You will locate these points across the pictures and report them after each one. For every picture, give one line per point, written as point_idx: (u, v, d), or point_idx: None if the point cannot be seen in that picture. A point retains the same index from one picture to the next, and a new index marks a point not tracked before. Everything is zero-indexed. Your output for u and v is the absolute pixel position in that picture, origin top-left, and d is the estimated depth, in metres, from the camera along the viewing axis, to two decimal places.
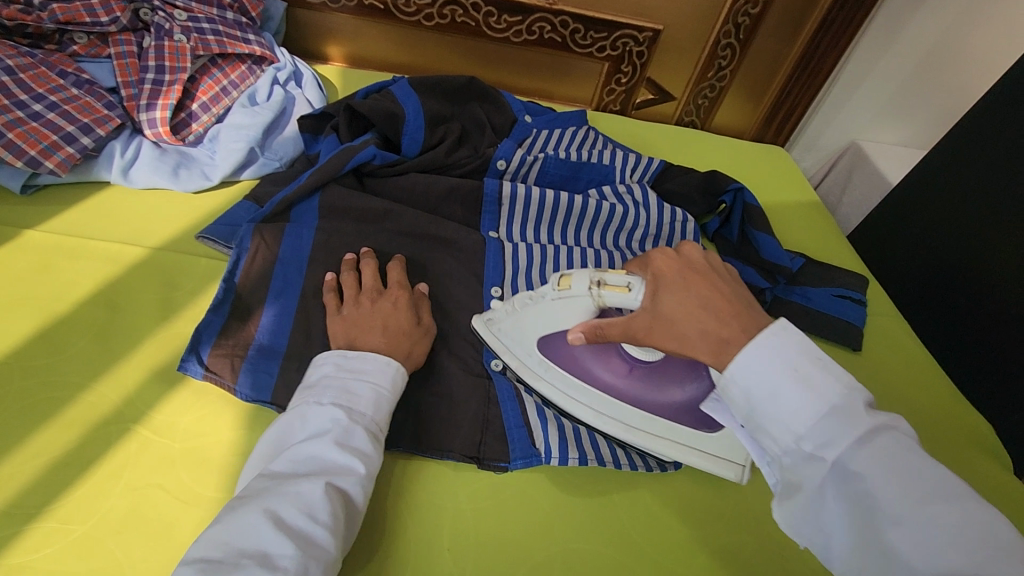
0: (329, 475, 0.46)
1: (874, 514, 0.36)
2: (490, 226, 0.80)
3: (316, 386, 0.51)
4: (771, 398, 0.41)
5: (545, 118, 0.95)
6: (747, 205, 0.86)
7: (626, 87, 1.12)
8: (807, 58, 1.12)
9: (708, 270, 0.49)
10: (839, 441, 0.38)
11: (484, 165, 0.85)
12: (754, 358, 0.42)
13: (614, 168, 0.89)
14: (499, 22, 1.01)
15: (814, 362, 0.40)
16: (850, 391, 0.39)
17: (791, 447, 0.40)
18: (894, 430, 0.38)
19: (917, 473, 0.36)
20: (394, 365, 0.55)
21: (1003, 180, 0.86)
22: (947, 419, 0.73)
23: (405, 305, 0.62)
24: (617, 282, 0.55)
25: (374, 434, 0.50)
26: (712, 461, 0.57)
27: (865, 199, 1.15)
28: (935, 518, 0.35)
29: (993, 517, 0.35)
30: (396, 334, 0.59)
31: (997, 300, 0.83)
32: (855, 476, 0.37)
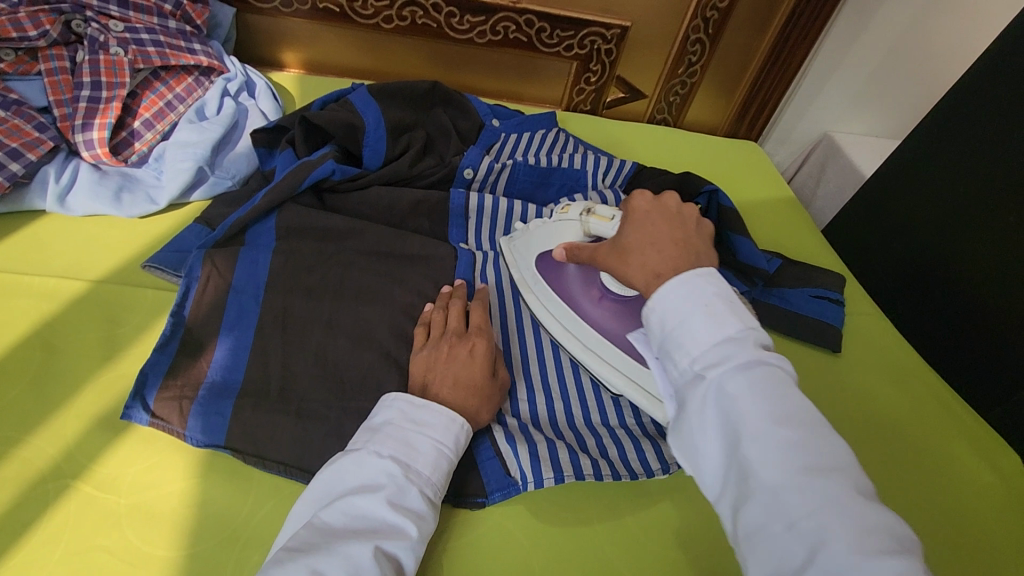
0: (382, 537, 0.44)
1: (737, 433, 0.36)
2: (459, 237, 0.77)
3: (379, 433, 0.50)
4: (678, 322, 0.41)
5: (513, 121, 0.92)
6: (722, 208, 0.83)
7: (597, 86, 1.09)
8: (777, 51, 1.10)
9: (676, 217, 0.50)
10: (726, 364, 0.38)
11: (450, 174, 0.81)
12: (671, 288, 0.42)
13: (586, 172, 0.86)
14: (462, 23, 0.97)
15: (726, 300, 0.41)
16: (749, 328, 0.40)
17: (683, 368, 0.40)
18: (779, 369, 0.38)
19: (787, 404, 0.36)
20: (460, 423, 0.52)
21: (975, 172, 0.85)
22: (932, 420, 0.73)
23: (484, 355, 0.57)
24: (603, 214, 0.63)
25: (429, 495, 0.48)
26: (648, 398, 0.62)
27: (840, 190, 1.14)
28: (791, 441, 0.35)
29: (846, 451, 0.35)
30: (464, 390, 0.55)
31: (974, 294, 0.82)
32: (729, 399, 0.37)
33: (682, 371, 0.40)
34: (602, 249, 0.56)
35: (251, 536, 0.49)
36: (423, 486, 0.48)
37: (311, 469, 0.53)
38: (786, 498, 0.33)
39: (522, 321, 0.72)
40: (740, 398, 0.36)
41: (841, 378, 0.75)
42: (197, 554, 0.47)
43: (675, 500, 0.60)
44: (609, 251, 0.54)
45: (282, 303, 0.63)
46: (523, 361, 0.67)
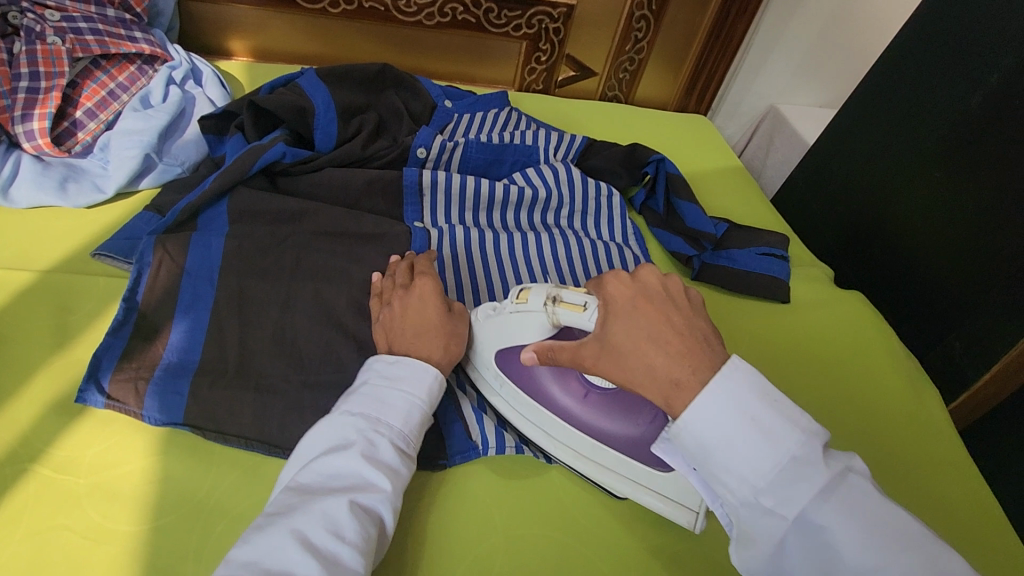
0: (357, 489, 0.46)
1: (834, 566, 0.36)
2: (415, 216, 0.78)
3: (353, 393, 0.52)
4: (730, 448, 0.39)
5: (465, 101, 0.94)
6: (669, 174, 0.87)
7: (547, 65, 1.11)
8: (717, 29, 1.14)
9: (663, 298, 0.47)
10: (800, 496, 0.37)
11: (403, 154, 0.82)
12: (713, 410, 0.40)
13: (538, 148, 0.88)
14: (409, 6, 0.97)
15: (771, 408, 0.39)
16: (807, 438, 0.38)
17: (751, 501, 0.39)
18: (848, 476, 0.38)
19: (871, 524, 0.37)
20: (433, 374, 0.54)
21: (901, 132, 0.89)
22: (872, 356, 0.78)
23: (433, 294, 0.60)
24: (574, 301, 0.52)
25: (404, 448, 0.50)
26: (666, 502, 0.55)
27: (785, 160, 1.18)
28: (898, 571, 0.35)
29: (943, 559, 0.36)
30: (426, 332, 0.57)
31: (909, 245, 0.87)
32: (815, 530, 0.37)
33: (750, 502, 0.39)
34: (588, 345, 0.49)
35: (213, 508, 0.49)
36: (396, 439, 0.49)
37: (273, 441, 0.54)
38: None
39: (480, 293, 0.73)
40: (831, 535, 0.37)
41: (788, 325, 0.79)
42: (160, 527, 0.48)
43: None
44: (597, 349, 0.48)
45: (236, 284, 0.64)
46: None
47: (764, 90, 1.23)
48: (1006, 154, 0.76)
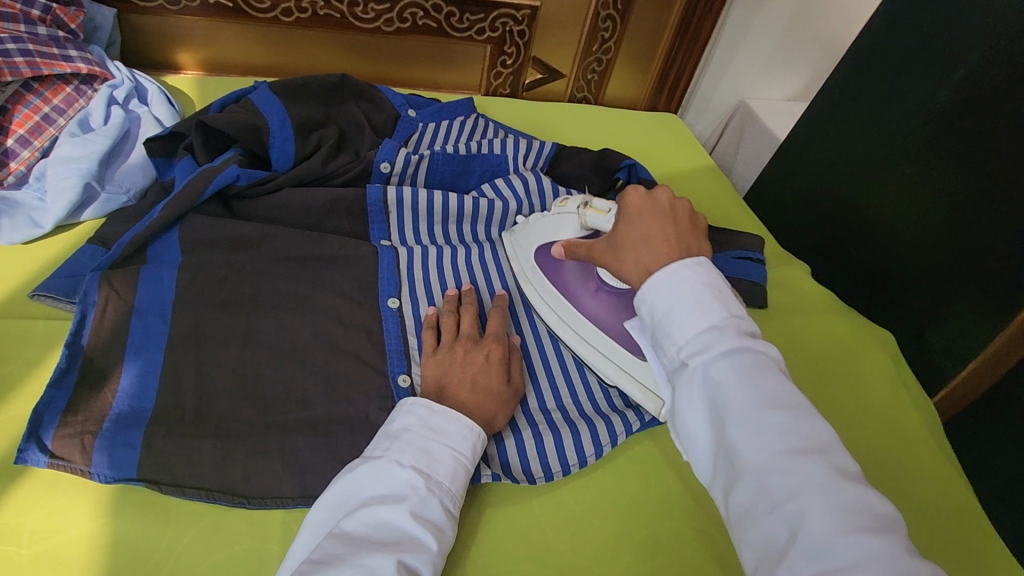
0: (405, 547, 0.44)
1: (724, 417, 0.39)
2: (382, 234, 0.75)
3: (398, 441, 0.50)
4: (667, 311, 0.43)
5: (431, 109, 0.90)
6: (642, 179, 0.85)
7: (513, 69, 1.08)
8: (686, 22, 1.11)
9: (667, 212, 0.51)
10: (711, 352, 0.41)
11: (367, 169, 0.79)
12: (660, 280, 0.44)
13: (507, 157, 0.85)
14: (366, 12, 0.93)
15: (714, 290, 0.43)
16: (733, 318, 0.42)
17: (671, 356, 0.43)
18: (764, 354, 0.41)
19: (769, 389, 0.39)
20: (477, 432, 0.52)
21: (872, 127, 0.88)
22: (866, 371, 0.76)
23: (501, 361, 0.59)
24: (600, 207, 0.68)
25: (450, 508, 0.49)
26: (644, 390, 0.62)
27: (757, 156, 1.17)
28: (774, 422, 0.38)
29: (825, 435, 0.38)
30: (483, 394, 0.57)
31: (888, 240, 0.87)
32: (717, 384, 0.40)
33: (671, 359, 0.43)
34: (599, 245, 0.57)
35: (172, 569, 0.46)
36: (443, 498, 0.48)
37: (235, 491, 0.51)
38: (768, 477, 0.36)
39: None
40: (724, 383, 0.39)
41: (768, 333, 0.78)
42: None
43: (613, 473, 0.61)
44: (608, 246, 0.55)
45: (191, 320, 0.60)
46: None
47: (733, 85, 1.23)
48: (973, 150, 0.76)
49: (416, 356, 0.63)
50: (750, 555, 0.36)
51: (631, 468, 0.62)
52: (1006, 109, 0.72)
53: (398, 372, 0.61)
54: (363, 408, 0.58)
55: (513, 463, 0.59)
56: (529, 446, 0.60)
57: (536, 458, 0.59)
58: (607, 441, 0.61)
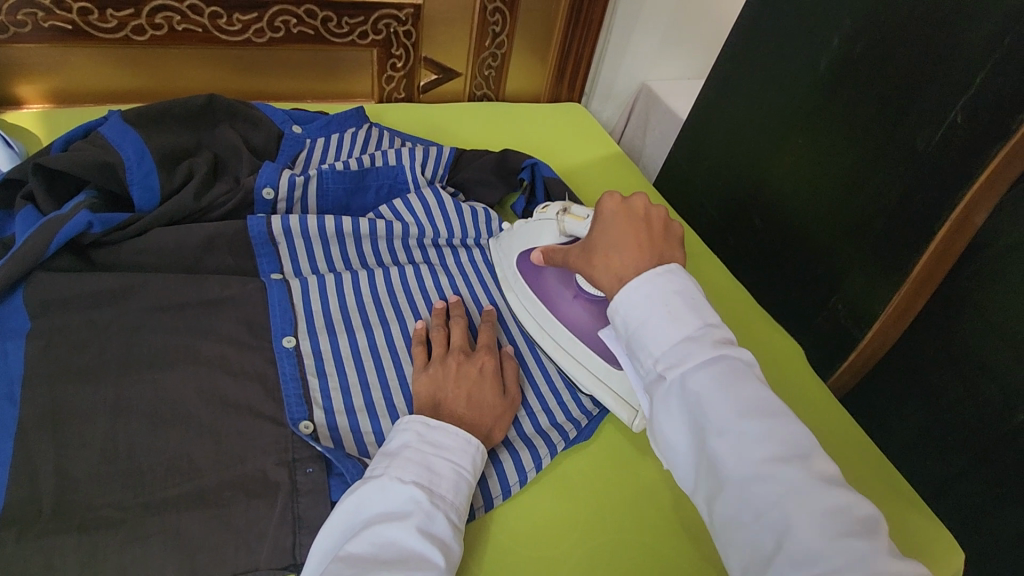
0: (412, 567, 0.44)
1: (703, 427, 0.42)
2: (271, 267, 0.69)
3: (396, 459, 0.49)
4: (642, 325, 0.47)
5: (318, 123, 0.85)
6: (545, 179, 0.83)
7: (405, 71, 1.02)
8: (577, 6, 1.05)
9: (641, 219, 0.55)
10: (686, 363, 0.44)
11: (248, 198, 0.72)
12: (633, 290, 0.48)
13: (403, 168, 0.79)
14: (231, 23, 0.86)
15: (685, 301, 0.47)
16: (706, 327, 0.46)
17: (649, 369, 0.46)
18: (735, 359, 0.44)
19: (744, 393, 0.42)
20: (474, 445, 0.52)
21: (767, 97, 0.88)
22: (767, 355, 0.77)
23: (494, 374, 0.60)
24: (579, 214, 0.66)
25: (456, 522, 0.48)
26: (618, 401, 0.63)
27: (665, 136, 1.24)
28: (752, 430, 0.41)
29: (801, 434, 0.42)
30: (480, 408, 0.57)
31: (787, 211, 0.87)
32: (692, 392, 0.43)
33: (649, 372, 0.46)
34: (574, 250, 0.60)
35: None
36: (448, 512, 0.48)
37: None
38: (751, 485, 0.40)
39: (358, 344, 0.64)
40: (701, 393, 0.43)
41: None
42: None
43: (540, 492, 0.60)
44: (581, 251, 0.58)
45: (48, 396, 0.53)
46: (362, 386, 0.61)
47: (633, 69, 1.25)
48: (859, 117, 0.76)
49: (318, 398, 0.59)
50: (737, 560, 0.40)
51: (558, 483, 0.61)
52: (880, 72, 0.73)
53: (300, 419, 0.56)
54: (261, 465, 0.53)
55: None
56: None
57: None
58: (531, 467, 0.60)
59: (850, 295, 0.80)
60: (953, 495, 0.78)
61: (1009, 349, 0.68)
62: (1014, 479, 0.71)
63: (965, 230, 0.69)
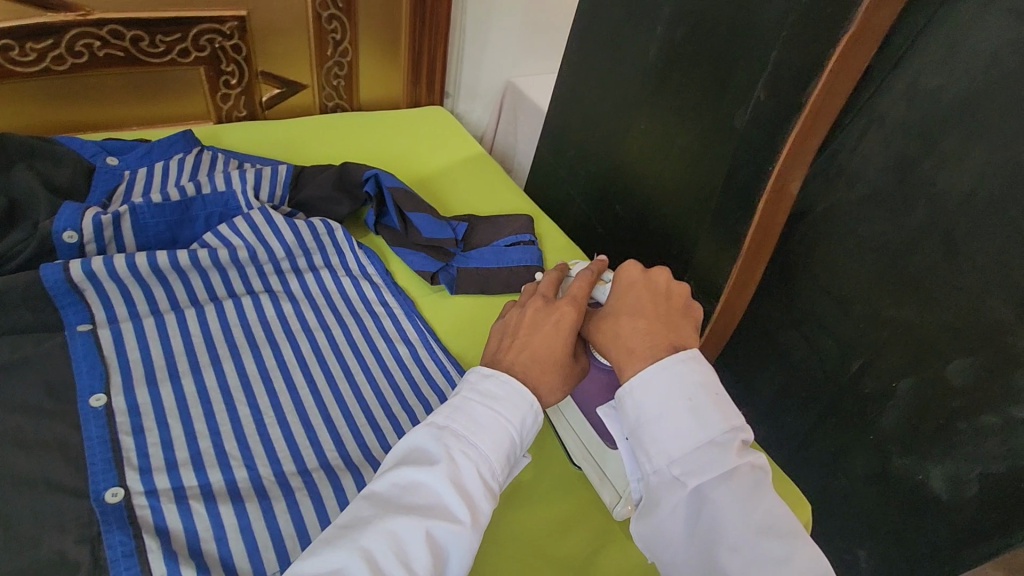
0: (434, 516, 0.43)
1: (716, 543, 0.45)
2: (78, 319, 0.62)
3: (449, 403, 0.49)
4: (663, 420, 0.48)
5: (136, 153, 0.79)
6: (389, 187, 0.79)
7: (241, 88, 0.96)
8: (419, 9, 1.03)
9: (663, 292, 0.55)
10: (705, 470, 0.46)
11: (46, 244, 0.65)
12: (654, 382, 0.49)
13: (234, 193, 0.74)
14: (24, 54, 0.78)
15: (707, 398, 0.48)
16: (729, 430, 0.47)
17: (663, 469, 0.47)
18: (755, 469, 0.47)
19: (760, 508, 0.45)
20: (530, 401, 0.50)
21: (609, 88, 0.90)
22: None
23: (572, 328, 0.54)
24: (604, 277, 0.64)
25: (491, 481, 0.46)
26: (601, 478, 0.59)
27: (531, 133, 1.25)
28: (766, 552, 0.43)
29: (813, 554, 0.44)
30: (543, 362, 0.53)
31: (641, 197, 0.89)
32: (709, 501, 0.45)
33: (663, 471, 0.47)
34: (590, 314, 0.58)
35: None
36: (484, 466, 0.46)
37: None
38: None
39: (183, 390, 0.59)
40: (722, 504, 0.45)
41: None
42: None
43: None
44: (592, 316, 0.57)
45: None
46: (187, 437, 0.56)
47: (495, 67, 1.25)
48: (686, 101, 0.79)
49: (132, 458, 0.53)
50: None
51: None
52: (699, 56, 0.76)
53: (106, 488, 0.51)
54: (58, 546, 0.47)
55: (262, 562, 0.49)
56: (281, 517, 0.52)
57: (289, 529, 0.51)
58: None
59: (699, 274, 0.82)
60: (814, 449, 0.83)
61: (837, 306, 0.73)
62: (860, 423, 0.76)
63: (784, 199, 0.71)
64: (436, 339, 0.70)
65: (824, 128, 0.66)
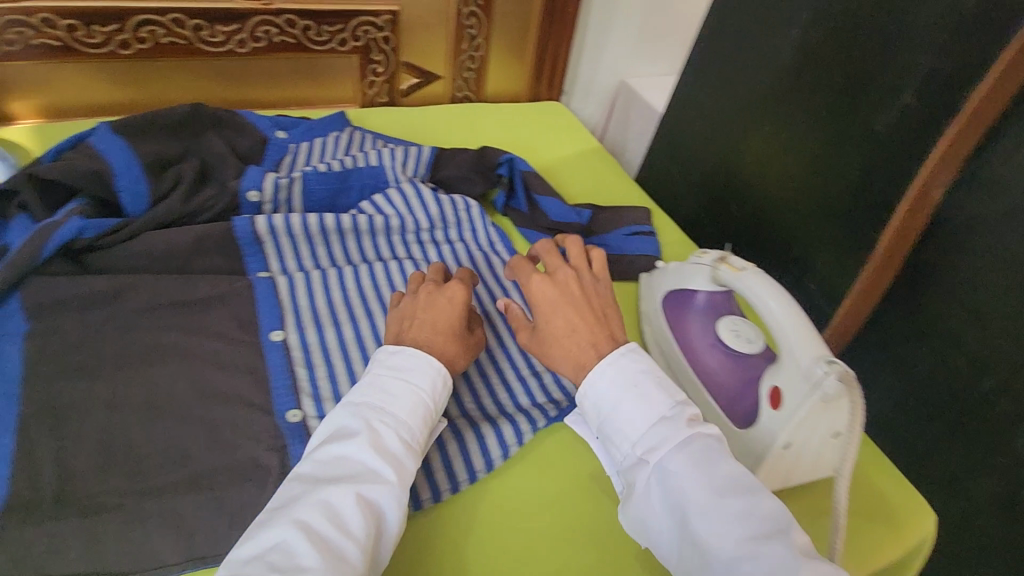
0: (363, 481, 0.47)
1: (685, 511, 0.45)
2: (259, 265, 0.71)
3: (359, 385, 0.53)
4: (616, 409, 0.50)
5: (301, 129, 0.88)
6: (524, 173, 0.87)
7: (386, 76, 1.04)
8: (550, 10, 1.09)
9: (578, 299, 0.57)
10: (661, 446, 0.47)
11: (235, 201, 0.75)
12: (601, 375, 0.51)
13: (384, 168, 0.82)
14: (214, 35, 0.88)
15: (651, 381, 0.50)
16: (676, 405, 0.50)
17: (629, 452, 0.49)
18: (707, 438, 0.48)
19: (717, 470, 0.46)
20: (437, 365, 0.54)
21: (730, 92, 0.92)
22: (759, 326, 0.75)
23: (463, 302, 0.60)
24: (736, 265, 0.63)
25: (411, 441, 0.50)
26: None
27: (644, 131, 1.28)
28: (728, 509, 0.44)
29: (775, 505, 0.44)
30: (446, 332, 0.58)
31: (762, 198, 0.89)
32: (671, 474, 0.46)
33: (629, 455, 0.49)
34: (521, 333, 0.59)
35: None
36: (402, 430, 0.50)
37: (112, 569, 0.47)
38: (735, 566, 0.42)
39: (344, 335, 0.67)
40: (679, 474, 0.46)
41: None
42: None
43: (520, 469, 0.61)
44: (530, 337, 0.58)
45: (47, 392, 0.56)
46: (349, 376, 0.63)
47: (610, 67, 1.29)
48: (819, 105, 0.80)
49: (306, 387, 0.61)
50: None
51: (540, 457, 0.62)
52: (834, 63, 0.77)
53: (288, 409, 0.59)
54: (252, 452, 0.55)
55: (415, 487, 0.56)
56: (431, 452, 0.58)
57: (439, 462, 0.58)
58: (513, 442, 0.61)
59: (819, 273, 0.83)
60: (930, 464, 0.81)
61: (970, 317, 0.72)
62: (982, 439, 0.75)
63: (926, 203, 0.71)
64: None
65: (979, 131, 0.65)
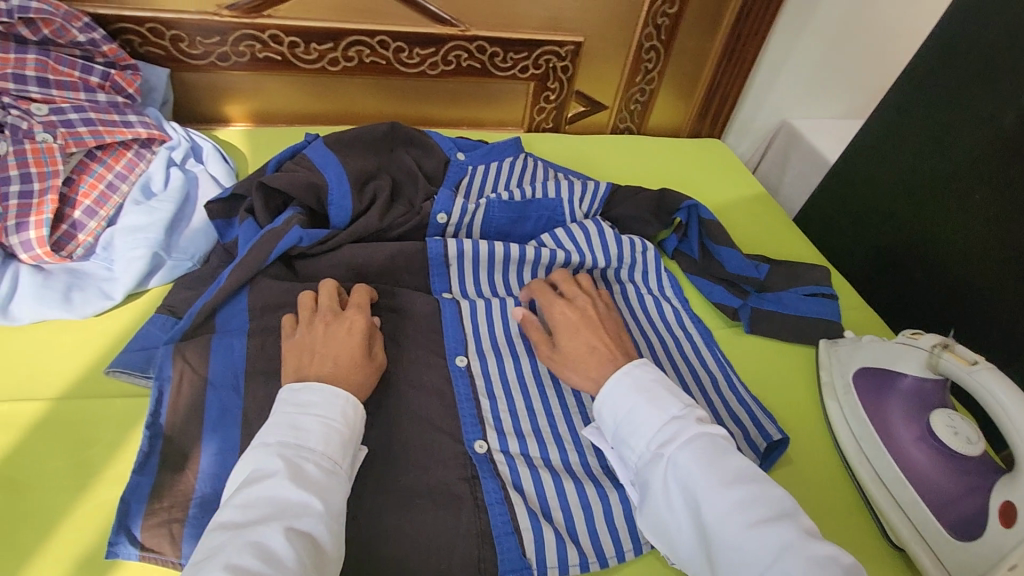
0: (291, 515, 0.43)
1: (697, 500, 0.47)
2: (443, 287, 0.73)
3: (267, 425, 0.49)
4: (630, 412, 0.53)
5: (480, 151, 0.89)
6: (703, 219, 0.84)
7: (556, 103, 1.06)
8: (729, 50, 1.07)
9: (596, 321, 0.62)
10: (673, 440, 0.50)
11: (423, 221, 0.78)
12: (618, 383, 0.54)
13: (562, 201, 0.82)
14: (411, 57, 0.93)
15: (665, 388, 0.53)
16: (686, 407, 0.52)
17: (643, 450, 0.51)
18: (709, 435, 0.50)
19: (721, 462, 0.48)
20: (344, 396, 0.51)
21: (931, 154, 0.89)
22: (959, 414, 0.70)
23: (363, 329, 0.59)
24: (965, 356, 0.60)
25: (331, 471, 0.47)
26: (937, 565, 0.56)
27: (806, 177, 1.19)
28: (737, 496, 0.45)
29: (780, 492, 0.46)
30: (350, 363, 0.55)
31: (964, 269, 0.85)
32: (681, 468, 0.48)
33: (643, 453, 0.51)
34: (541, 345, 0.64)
35: None
36: (323, 462, 0.47)
37: None
38: (743, 547, 0.43)
39: (523, 369, 0.67)
40: (688, 467, 0.48)
41: None
42: None
43: None
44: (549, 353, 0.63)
45: (265, 390, 0.59)
46: (529, 413, 0.63)
47: (776, 105, 1.22)
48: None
49: (490, 420, 0.62)
50: None
51: None
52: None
53: (475, 440, 0.60)
54: (444, 477, 0.57)
55: (600, 542, 0.55)
56: (615, 506, 0.57)
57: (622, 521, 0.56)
58: None
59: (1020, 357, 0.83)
60: None
61: None
62: None
63: None
64: (735, 374, 0.71)
65: None
